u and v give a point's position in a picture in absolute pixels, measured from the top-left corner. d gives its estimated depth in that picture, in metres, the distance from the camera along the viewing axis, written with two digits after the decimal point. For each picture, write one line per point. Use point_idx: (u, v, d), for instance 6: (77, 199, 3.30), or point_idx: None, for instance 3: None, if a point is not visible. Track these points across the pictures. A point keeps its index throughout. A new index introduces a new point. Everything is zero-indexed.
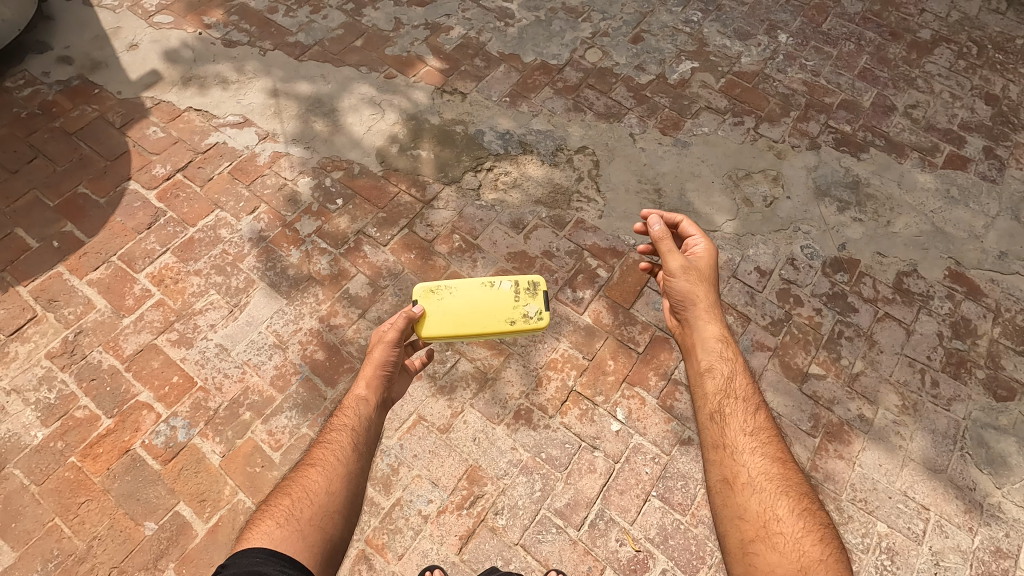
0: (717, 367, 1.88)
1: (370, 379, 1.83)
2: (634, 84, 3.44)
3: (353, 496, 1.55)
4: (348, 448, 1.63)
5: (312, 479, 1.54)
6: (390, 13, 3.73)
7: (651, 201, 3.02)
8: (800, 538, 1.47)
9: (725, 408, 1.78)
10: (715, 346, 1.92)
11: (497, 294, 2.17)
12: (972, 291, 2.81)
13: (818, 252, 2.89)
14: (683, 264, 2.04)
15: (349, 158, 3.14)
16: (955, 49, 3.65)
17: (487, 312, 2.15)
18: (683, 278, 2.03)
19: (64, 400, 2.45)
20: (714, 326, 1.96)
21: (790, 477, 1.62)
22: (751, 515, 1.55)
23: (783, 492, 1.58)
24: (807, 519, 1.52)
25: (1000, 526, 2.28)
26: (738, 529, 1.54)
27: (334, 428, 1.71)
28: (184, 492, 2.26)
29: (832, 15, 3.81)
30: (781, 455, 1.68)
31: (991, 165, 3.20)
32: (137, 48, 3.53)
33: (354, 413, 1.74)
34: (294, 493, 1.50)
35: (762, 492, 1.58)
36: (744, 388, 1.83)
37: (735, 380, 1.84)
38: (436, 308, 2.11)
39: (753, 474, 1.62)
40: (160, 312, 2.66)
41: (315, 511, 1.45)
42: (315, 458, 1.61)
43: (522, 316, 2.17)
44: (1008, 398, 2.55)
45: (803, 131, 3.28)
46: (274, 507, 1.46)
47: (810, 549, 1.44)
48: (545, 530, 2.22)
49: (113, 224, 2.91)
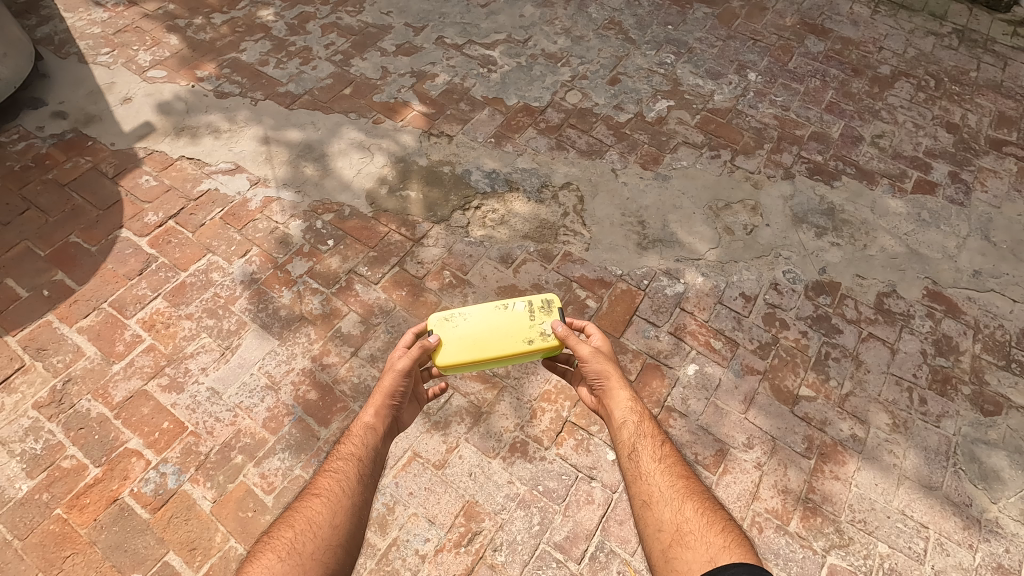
0: (625, 412, 1.83)
1: (378, 408, 1.81)
2: (613, 122, 3.59)
3: (357, 529, 1.54)
4: (353, 479, 1.62)
5: (316, 511, 1.53)
6: (377, 63, 3.89)
7: (636, 233, 3.11)
8: (705, 532, 1.46)
9: (636, 444, 1.75)
10: (625, 404, 1.85)
11: (511, 316, 2.08)
12: (951, 309, 2.89)
13: (799, 276, 2.97)
14: (591, 351, 1.90)
15: (340, 201, 3.21)
16: (914, 83, 3.86)
17: (503, 336, 2.05)
18: (592, 364, 1.89)
19: (50, 451, 2.41)
20: (619, 386, 1.88)
21: (693, 487, 1.62)
22: (666, 525, 1.52)
23: (688, 498, 1.58)
24: (709, 514, 1.52)
25: (1000, 542, 2.28)
26: (656, 541, 1.51)
27: (339, 457, 1.71)
28: (173, 541, 2.20)
29: (797, 54, 4.03)
30: (684, 470, 1.69)
31: (957, 189, 3.35)
32: (131, 101, 3.63)
33: (360, 443, 1.74)
34: (297, 524, 1.49)
35: (670, 502, 1.57)
36: (648, 423, 1.80)
37: (633, 413, 1.82)
38: (450, 337, 2.04)
39: (661, 488, 1.62)
40: (151, 357, 2.65)
41: (317, 544, 1.44)
42: (320, 488, 1.60)
43: (539, 334, 2.06)
44: (995, 412, 2.60)
45: (778, 161, 3.42)
46: (276, 539, 1.46)
47: (715, 538, 1.43)
48: (545, 564, 2.18)
49: (105, 272, 2.92)
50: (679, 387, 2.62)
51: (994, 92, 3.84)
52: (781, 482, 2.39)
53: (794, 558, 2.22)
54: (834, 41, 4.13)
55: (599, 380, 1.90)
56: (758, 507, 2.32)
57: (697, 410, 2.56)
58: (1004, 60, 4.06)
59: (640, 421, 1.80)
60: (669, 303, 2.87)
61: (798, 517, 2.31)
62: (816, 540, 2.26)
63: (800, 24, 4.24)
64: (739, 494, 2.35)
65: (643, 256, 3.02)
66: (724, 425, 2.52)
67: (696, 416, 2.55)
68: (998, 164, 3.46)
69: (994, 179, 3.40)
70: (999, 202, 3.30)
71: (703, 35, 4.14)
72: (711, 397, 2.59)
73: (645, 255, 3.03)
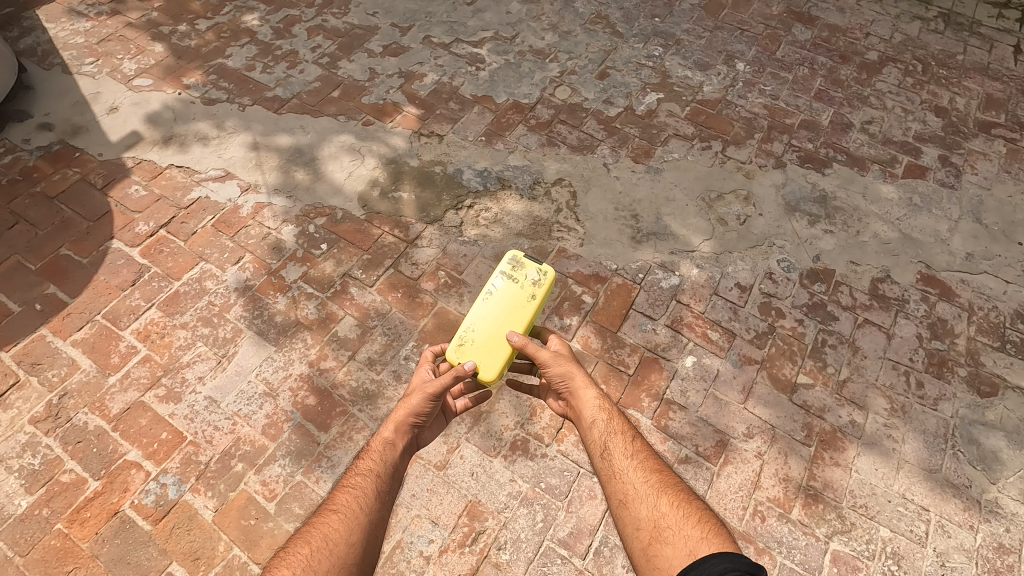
0: (594, 410, 1.83)
1: (398, 425, 1.83)
2: (603, 117, 3.58)
3: (372, 548, 1.53)
4: (371, 497, 1.62)
5: (333, 527, 1.52)
6: (364, 65, 3.87)
7: (630, 227, 3.11)
8: (682, 525, 1.47)
9: (607, 442, 1.75)
10: (593, 403, 1.85)
11: (498, 292, 2.16)
12: (945, 292, 2.90)
13: (794, 265, 2.98)
14: (551, 355, 1.95)
15: (331, 205, 3.19)
16: (902, 68, 3.88)
17: (510, 311, 2.13)
18: (554, 367, 1.93)
19: (49, 465, 2.39)
20: (585, 385, 1.89)
21: (667, 480, 1.64)
22: (643, 522, 1.52)
23: (663, 492, 1.59)
24: (685, 506, 1.53)
25: (1000, 522, 2.30)
26: (636, 540, 1.50)
27: (358, 472, 1.70)
28: (176, 552, 2.19)
29: (784, 43, 4.03)
30: (656, 464, 1.70)
31: (948, 172, 3.36)
32: (117, 111, 3.60)
33: (379, 459, 1.74)
34: (314, 541, 1.48)
35: (646, 498, 1.57)
36: (617, 419, 1.81)
37: (602, 410, 1.83)
38: (478, 354, 2.06)
39: (636, 485, 1.62)
40: (147, 368, 2.63)
41: (333, 562, 1.43)
42: (337, 504, 1.60)
43: (530, 283, 2.17)
44: (991, 393, 2.61)
45: (769, 151, 3.42)
46: (293, 554, 1.44)
47: (692, 530, 1.44)
48: (550, 561, 2.18)
49: (97, 284, 2.90)
50: (677, 380, 2.62)
51: (981, 75, 3.86)
52: (782, 471, 2.39)
53: (797, 546, 2.23)
54: (821, 28, 4.13)
55: (565, 381, 1.92)
56: (760, 496, 2.33)
57: (696, 402, 2.56)
58: (990, 42, 4.07)
59: (610, 418, 1.81)
60: (665, 296, 2.88)
61: (800, 504, 2.32)
62: (818, 527, 2.27)
63: (786, 12, 4.24)
64: (741, 484, 2.36)
65: (638, 250, 3.02)
66: (723, 416, 2.53)
67: (695, 408, 2.55)
68: (988, 146, 3.48)
69: (984, 162, 3.41)
70: (989, 184, 3.32)
71: (691, 26, 4.14)
72: (710, 389, 2.60)
73: (639, 249, 3.03)
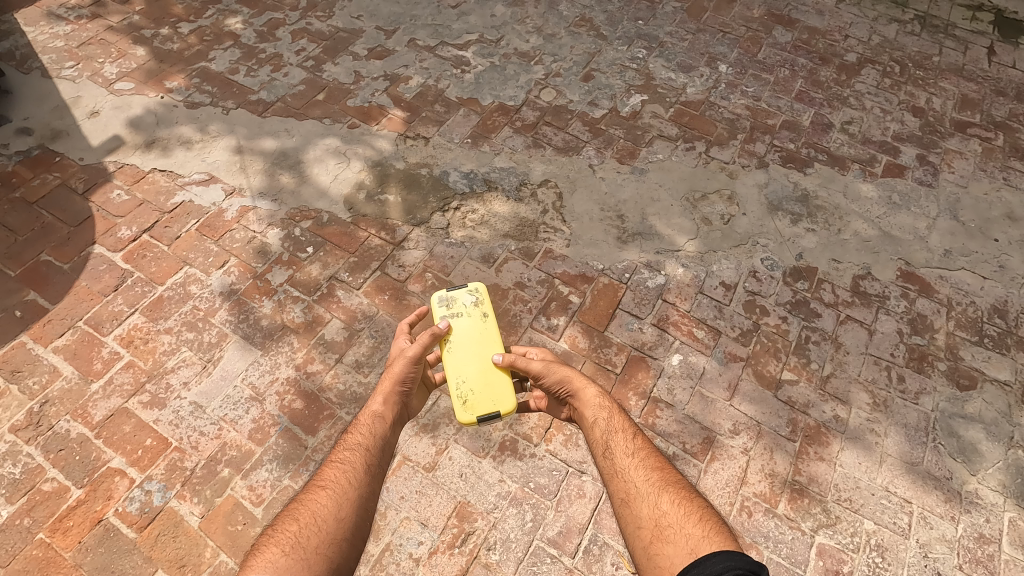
0: (595, 410, 1.87)
1: (387, 395, 1.87)
2: (588, 118, 3.61)
3: (362, 523, 1.54)
4: (360, 470, 1.63)
5: (320, 504, 1.52)
6: (349, 68, 3.86)
7: (615, 227, 3.13)
8: (683, 523, 1.48)
9: (608, 442, 1.77)
10: (594, 402, 1.89)
11: (456, 336, 2.13)
12: (924, 289, 2.96)
13: (777, 263, 3.02)
14: (544, 364, 2.01)
15: (317, 208, 3.18)
16: (880, 69, 3.95)
17: (478, 340, 2.14)
18: (550, 374, 1.99)
19: (30, 474, 2.35)
20: (585, 385, 1.93)
21: (668, 477, 1.65)
22: (645, 521, 1.53)
23: (664, 490, 1.60)
24: (686, 505, 1.55)
25: (980, 513, 2.34)
26: (638, 538, 1.51)
27: (347, 447, 1.72)
28: (161, 560, 2.17)
29: (765, 45, 4.09)
30: (657, 461, 1.72)
31: (925, 171, 3.43)
32: (98, 115, 3.56)
33: (368, 431, 1.77)
34: (302, 518, 1.48)
35: (647, 496, 1.59)
36: (617, 417, 1.84)
37: (603, 408, 1.87)
38: (486, 397, 2.08)
39: (638, 484, 1.63)
40: (131, 374, 2.60)
41: (322, 538, 1.43)
42: (325, 480, 1.60)
43: (474, 307, 2.19)
44: (970, 386, 2.66)
45: (751, 151, 3.47)
46: (281, 533, 1.44)
47: (693, 529, 1.45)
48: (540, 561, 2.19)
49: (79, 289, 2.86)
50: (664, 378, 2.64)
51: (956, 76, 3.94)
52: (768, 466, 2.42)
53: (783, 540, 2.25)
54: (801, 31, 4.20)
55: (564, 384, 1.97)
56: (747, 492, 2.36)
57: (682, 400, 2.59)
58: (964, 44, 4.16)
59: (610, 416, 1.84)
60: (651, 296, 2.90)
61: (785, 499, 2.35)
62: (804, 521, 2.30)
63: (767, 15, 4.31)
64: (728, 480, 2.38)
65: (624, 250, 3.05)
66: (710, 413, 2.55)
67: (682, 405, 2.57)
68: (963, 146, 3.55)
69: (960, 160, 3.48)
70: (965, 182, 3.39)
71: (673, 29, 4.18)
72: (696, 386, 2.62)
73: (625, 249, 3.05)
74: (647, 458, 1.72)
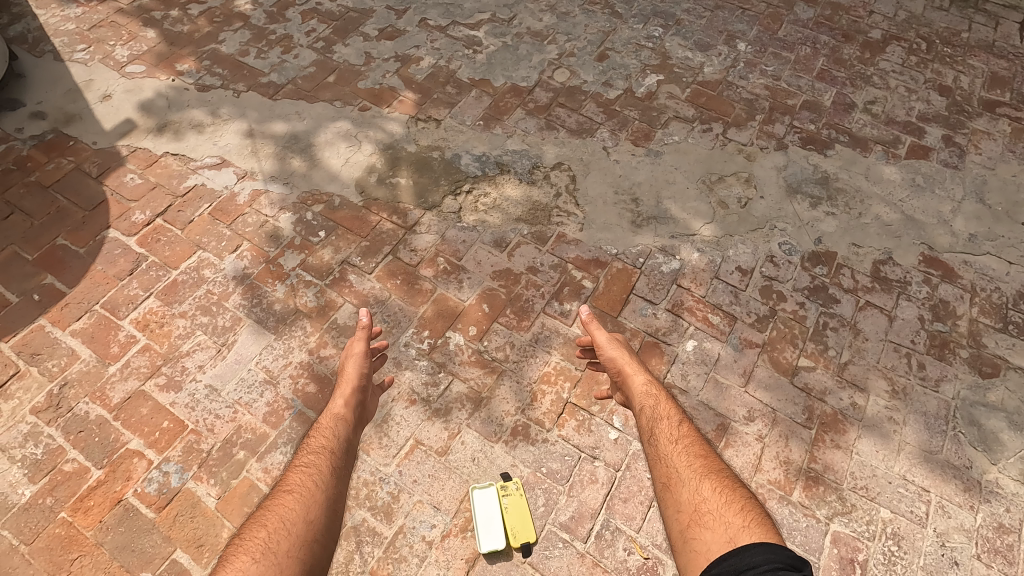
0: (642, 397, 2.00)
1: (347, 398, 2.01)
2: (602, 100, 3.54)
3: (332, 522, 1.62)
4: (326, 473, 1.72)
5: (288, 508, 1.59)
6: (360, 49, 3.81)
7: (629, 210, 3.08)
8: (723, 511, 1.54)
9: (653, 427, 1.89)
10: (641, 390, 2.02)
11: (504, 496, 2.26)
12: (948, 274, 2.88)
13: (795, 247, 2.96)
14: (607, 339, 2.20)
15: (328, 192, 3.17)
16: (905, 46, 3.81)
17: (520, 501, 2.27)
18: (608, 351, 2.17)
19: (51, 455, 2.40)
20: (634, 373, 2.08)
21: (710, 465, 1.73)
22: (684, 505, 1.62)
23: (705, 478, 1.67)
24: (726, 493, 1.61)
25: (1001, 502, 2.31)
26: (676, 521, 1.61)
27: (310, 451, 1.82)
28: (180, 539, 2.21)
29: (786, 22, 3.96)
30: (700, 450, 1.79)
31: (951, 152, 3.32)
32: (110, 99, 3.56)
33: (331, 434, 1.88)
34: (270, 523, 1.54)
35: (688, 483, 1.67)
36: (663, 405, 1.95)
37: (649, 395, 1.99)
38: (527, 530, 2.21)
39: (679, 470, 1.73)
40: (147, 358, 2.63)
41: (292, 541, 1.50)
42: (291, 486, 1.67)
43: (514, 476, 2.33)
44: (993, 374, 2.60)
45: (770, 133, 3.38)
46: (250, 540, 1.49)
47: (733, 518, 1.51)
48: (552, 545, 2.20)
49: (94, 273, 2.89)
50: (678, 364, 2.61)
51: (986, 53, 3.80)
52: (782, 454, 2.40)
53: (797, 528, 2.24)
54: (824, 7, 4.07)
55: (617, 370, 2.13)
56: (761, 479, 2.34)
57: (696, 386, 2.56)
58: (995, 19, 4.01)
59: (656, 404, 1.96)
60: (666, 281, 2.86)
61: (800, 486, 2.32)
62: (818, 509, 2.28)
63: None
64: (742, 467, 2.37)
65: (638, 235, 3.00)
66: (724, 400, 2.53)
67: (696, 391, 2.55)
68: (991, 126, 3.43)
69: (988, 141, 3.37)
70: (993, 163, 3.28)
71: (691, 6, 4.07)
72: (710, 372, 2.60)
73: (639, 233, 3.01)
74: (693, 446, 1.80)
